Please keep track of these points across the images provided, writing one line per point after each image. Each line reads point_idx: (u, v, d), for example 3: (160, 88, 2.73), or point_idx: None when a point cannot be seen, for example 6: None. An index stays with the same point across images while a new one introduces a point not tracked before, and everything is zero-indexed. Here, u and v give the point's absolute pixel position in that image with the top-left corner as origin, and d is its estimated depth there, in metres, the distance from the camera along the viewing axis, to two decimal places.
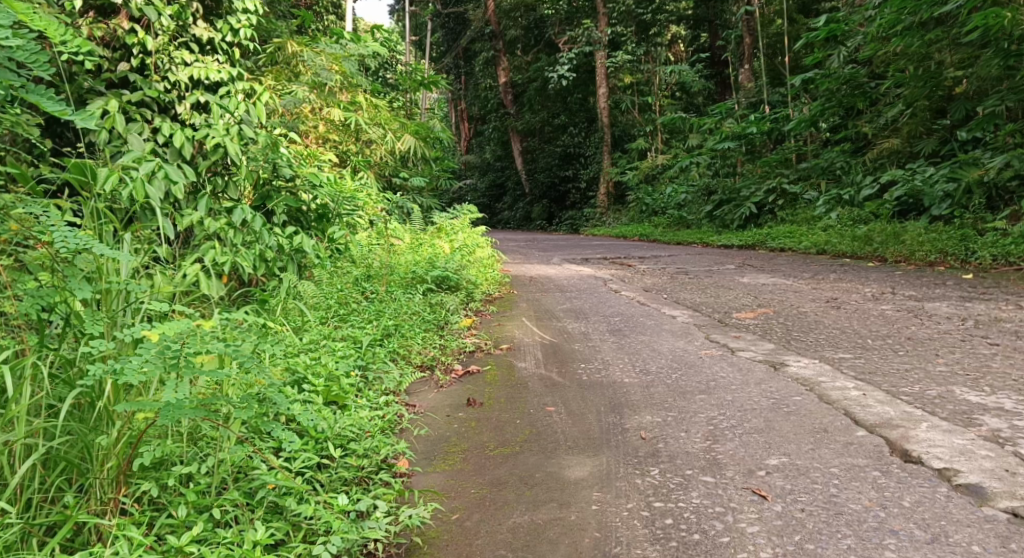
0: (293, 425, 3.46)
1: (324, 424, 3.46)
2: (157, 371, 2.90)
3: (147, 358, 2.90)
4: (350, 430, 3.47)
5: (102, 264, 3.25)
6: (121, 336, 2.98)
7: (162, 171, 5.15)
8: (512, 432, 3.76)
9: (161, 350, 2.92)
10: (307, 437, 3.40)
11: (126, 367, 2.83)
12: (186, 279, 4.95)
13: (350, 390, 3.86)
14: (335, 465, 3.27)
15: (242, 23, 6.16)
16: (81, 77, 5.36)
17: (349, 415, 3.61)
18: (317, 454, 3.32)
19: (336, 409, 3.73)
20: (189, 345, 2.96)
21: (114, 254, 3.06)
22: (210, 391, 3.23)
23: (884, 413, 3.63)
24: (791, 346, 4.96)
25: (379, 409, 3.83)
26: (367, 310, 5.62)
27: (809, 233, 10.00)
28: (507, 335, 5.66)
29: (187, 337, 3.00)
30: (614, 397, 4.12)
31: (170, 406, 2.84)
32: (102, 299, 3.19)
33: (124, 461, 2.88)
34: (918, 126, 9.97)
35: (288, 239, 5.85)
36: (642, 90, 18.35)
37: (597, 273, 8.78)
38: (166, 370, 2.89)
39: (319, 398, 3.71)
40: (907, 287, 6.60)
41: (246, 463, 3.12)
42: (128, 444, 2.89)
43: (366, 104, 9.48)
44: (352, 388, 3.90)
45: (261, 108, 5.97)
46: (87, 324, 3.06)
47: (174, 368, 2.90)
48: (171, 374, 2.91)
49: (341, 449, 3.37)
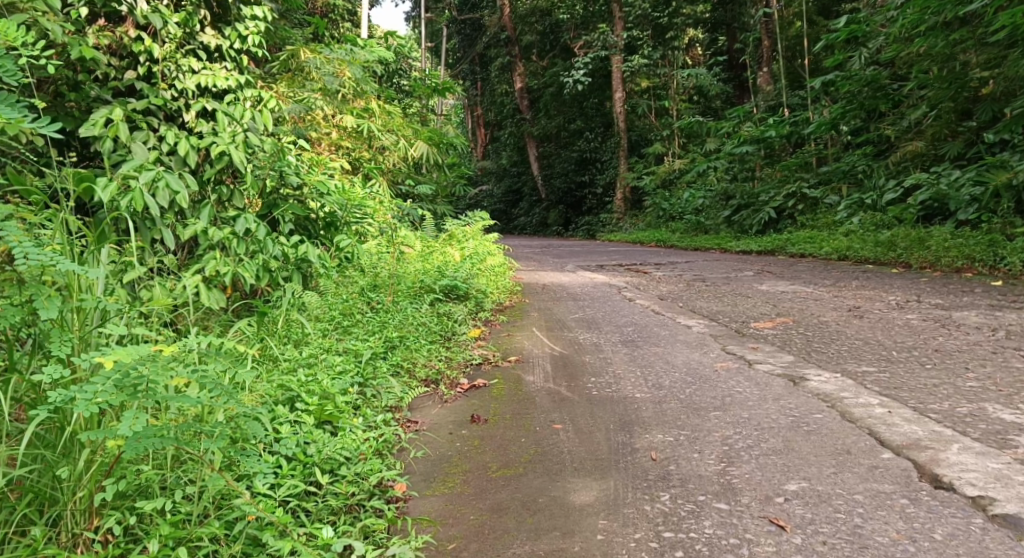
0: (283, 448, 3.30)
1: (313, 448, 3.31)
2: (113, 401, 2.82)
3: (104, 385, 2.83)
4: (341, 454, 3.30)
5: (75, 280, 3.18)
6: (77, 363, 2.93)
7: (162, 181, 4.99)
8: (516, 451, 3.56)
9: (119, 379, 2.84)
10: (294, 461, 3.26)
11: (77, 398, 2.76)
12: (185, 292, 4.79)
13: (345, 408, 3.68)
14: (322, 493, 3.13)
15: (250, 30, 5.97)
16: (87, 86, 5.26)
17: (341, 436, 3.45)
18: (305, 480, 3.18)
19: (330, 429, 3.56)
20: (152, 372, 2.87)
21: (80, 270, 3.02)
22: (190, 416, 3.11)
23: (912, 433, 3.41)
24: (811, 358, 4.74)
25: (376, 429, 3.64)
26: (370, 322, 5.42)
27: (830, 239, 9.74)
28: (515, 346, 5.47)
29: (150, 362, 2.91)
30: (626, 414, 3.92)
31: (131, 437, 2.75)
32: (71, 318, 3.12)
33: (93, 492, 2.83)
34: (943, 128, 9.72)
35: (292, 248, 5.67)
36: (659, 94, 18.13)
37: (611, 281, 8.57)
38: (121, 399, 2.81)
39: (311, 418, 3.54)
40: (933, 295, 6.36)
41: (228, 491, 2.99)
42: (97, 475, 2.85)
43: (379, 111, 9.32)
44: (348, 406, 3.72)
45: (267, 115, 5.80)
46: (53, 344, 3.03)
47: (129, 397, 2.82)
48: (127, 403, 2.84)
49: (329, 476, 3.22)
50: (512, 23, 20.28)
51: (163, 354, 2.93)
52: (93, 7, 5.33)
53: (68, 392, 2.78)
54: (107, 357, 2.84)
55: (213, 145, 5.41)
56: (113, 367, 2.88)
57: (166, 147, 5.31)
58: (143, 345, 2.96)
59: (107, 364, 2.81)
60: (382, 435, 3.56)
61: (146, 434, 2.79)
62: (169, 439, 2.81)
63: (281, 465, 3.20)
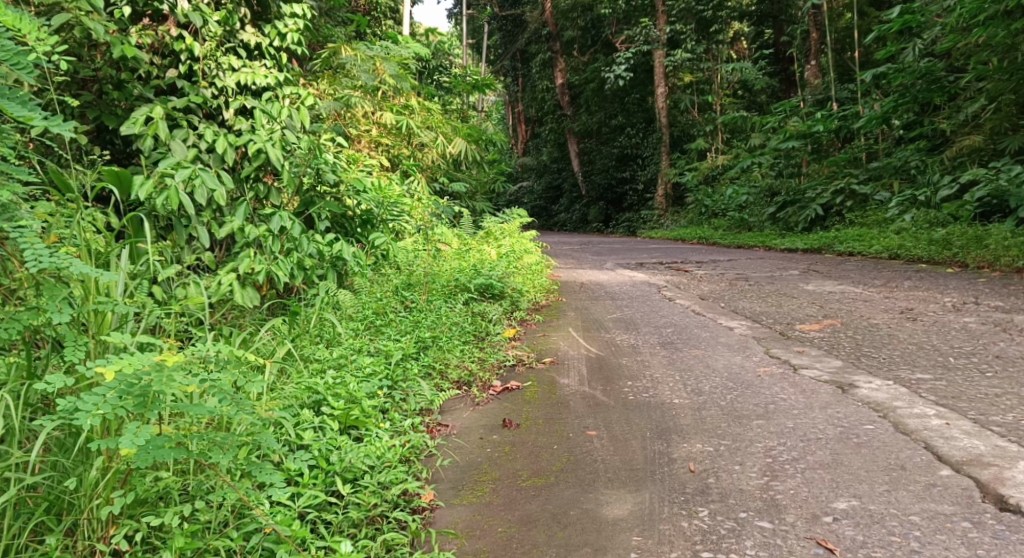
0: (305, 455, 3.22)
1: (335, 455, 3.22)
2: (117, 410, 2.77)
3: (110, 393, 2.78)
4: (363, 463, 3.20)
5: (91, 284, 3.24)
6: (81, 372, 2.88)
7: (198, 179, 4.89)
8: (548, 460, 3.41)
9: (125, 387, 2.78)
10: (316, 469, 3.18)
11: (79, 409, 2.70)
12: (219, 289, 4.70)
13: (373, 413, 3.56)
14: (343, 504, 3.04)
15: (289, 28, 5.92)
16: (131, 84, 5.25)
17: (365, 443, 3.35)
18: (326, 490, 3.09)
19: (354, 436, 3.45)
20: (154, 382, 2.79)
21: (93, 273, 3.05)
22: (207, 424, 3.07)
23: (972, 448, 3.21)
24: (861, 363, 4.54)
25: (403, 434, 3.51)
26: (404, 321, 5.26)
27: (880, 237, 9.44)
28: (551, 347, 5.31)
29: (155, 371, 2.84)
30: (663, 421, 3.75)
31: (137, 450, 2.69)
32: (90, 323, 3.19)
33: (105, 499, 2.77)
34: (1003, 122, 9.47)
35: (326, 246, 5.58)
36: (702, 88, 17.83)
37: (651, 279, 8.38)
38: (127, 409, 2.75)
39: (334, 423, 3.44)
40: (991, 297, 6.09)
41: (247, 501, 2.91)
42: (113, 483, 2.80)
43: (419, 108, 9.23)
44: (376, 410, 3.60)
45: (304, 112, 5.70)
46: (66, 350, 3.05)
47: (133, 407, 2.76)
48: (133, 412, 2.78)
49: (351, 486, 3.12)
50: (552, 19, 20.26)
51: (169, 364, 2.85)
52: (136, 6, 5.28)
53: (71, 403, 2.74)
54: (109, 367, 2.77)
55: (250, 142, 5.33)
56: (116, 375, 2.82)
57: (204, 145, 5.24)
58: (149, 355, 2.91)
59: (109, 375, 2.75)
60: (407, 441, 3.44)
61: (157, 444, 2.73)
62: (180, 450, 2.75)
63: (301, 474, 3.12)
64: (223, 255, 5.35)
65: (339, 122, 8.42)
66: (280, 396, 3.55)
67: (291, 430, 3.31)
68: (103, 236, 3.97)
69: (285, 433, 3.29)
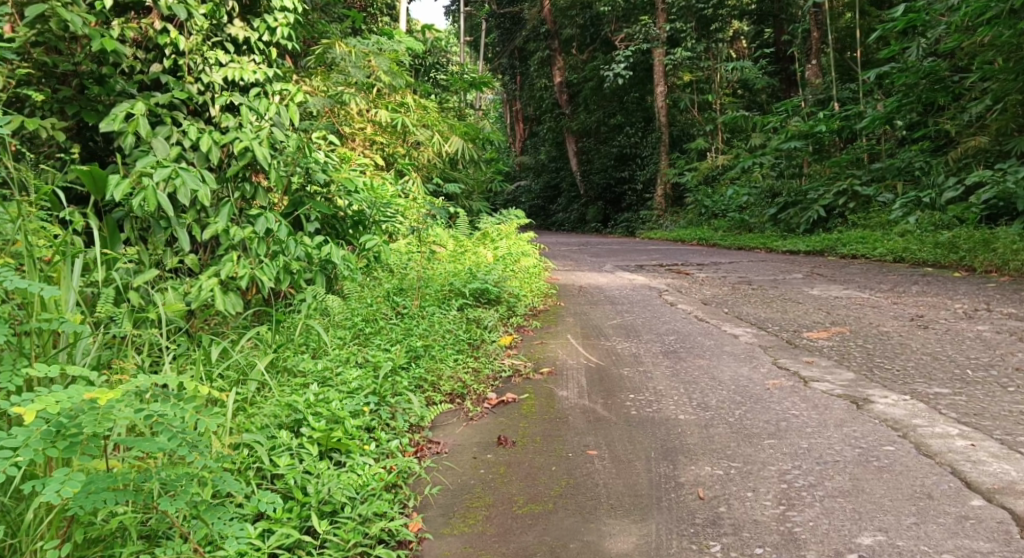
0: (278, 487, 3.04)
1: (312, 485, 3.02)
2: (46, 452, 2.66)
3: (34, 435, 2.67)
4: (342, 495, 2.98)
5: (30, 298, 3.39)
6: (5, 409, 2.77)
7: (178, 179, 4.61)
8: (546, 482, 3.19)
9: (51, 428, 2.68)
10: (291, 501, 2.98)
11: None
12: (200, 295, 4.41)
13: (357, 434, 3.33)
14: (320, 542, 2.84)
15: (279, 22, 5.64)
16: (113, 79, 4.97)
17: (346, 470, 3.12)
18: (301, 526, 2.90)
19: (336, 460, 3.23)
20: (85, 424, 2.67)
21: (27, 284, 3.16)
22: (161, 460, 2.92)
23: (1003, 474, 3.06)
24: (874, 375, 4.31)
25: (387, 458, 3.27)
26: (395, 328, 5.01)
27: (884, 239, 9.22)
28: (549, 356, 5.08)
29: (87, 411, 2.71)
30: (668, 440, 3.52)
31: (75, 498, 2.58)
32: (34, 338, 3.31)
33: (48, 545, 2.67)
34: (1009, 123, 9.23)
35: (315, 249, 5.35)
36: (701, 88, 17.57)
37: (652, 282, 8.15)
38: (57, 451, 2.66)
39: (314, 447, 3.21)
40: (1004, 303, 5.87)
41: (208, 540, 2.76)
42: (55, 524, 2.70)
43: (415, 106, 9.00)
44: (360, 431, 3.36)
45: (294, 109, 5.46)
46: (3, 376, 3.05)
47: (64, 449, 2.66)
48: (61, 456, 2.67)
49: (329, 520, 2.92)
50: (551, 17, 19.98)
51: (103, 402, 2.72)
52: None
53: None
54: (30, 408, 2.64)
55: (236, 140, 5.07)
56: (38, 416, 2.72)
57: (187, 143, 4.99)
58: (80, 391, 2.77)
59: (30, 417, 2.62)
60: (393, 464, 3.21)
61: (98, 486, 2.64)
62: (125, 493, 2.64)
63: (275, 507, 2.92)
64: (208, 257, 5.11)
65: (332, 120, 8.18)
66: (259, 422, 3.32)
67: (265, 455, 3.10)
68: (47, 250, 3.76)
69: (259, 462, 3.09)
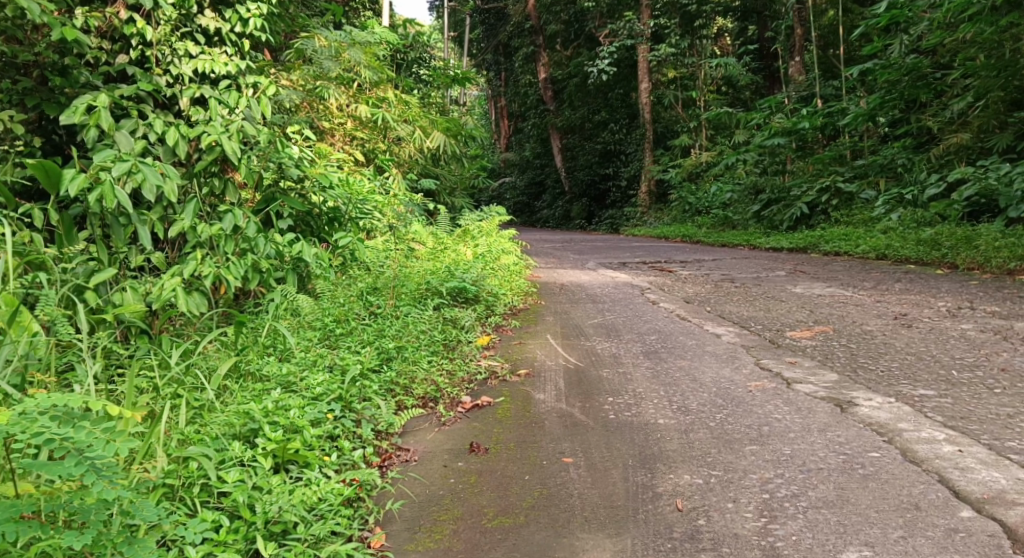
0: (226, 506, 2.88)
1: (261, 503, 2.86)
2: None
3: None
4: (295, 513, 2.83)
5: None
6: None
7: (138, 174, 4.43)
8: (517, 493, 3.05)
9: None
10: (238, 520, 2.83)
11: None
12: (161, 296, 4.26)
13: (316, 444, 3.17)
14: None
15: (252, 13, 5.44)
16: (75, 70, 4.81)
17: (301, 486, 2.97)
18: (248, 549, 2.75)
19: (292, 473, 3.07)
20: None
21: None
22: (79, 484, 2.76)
23: (993, 482, 2.95)
24: (858, 377, 4.19)
25: (347, 472, 3.12)
26: (367, 329, 4.83)
27: (866, 236, 9.11)
28: (526, 357, 4.94)
29: None
30: (646, 446, 3.38)
31: None
32: None
33: None
34: (990, 120, 9.16)
35: (285, 247, 5.19)
36: (685, 84, 17.43)
37: (633, 280, 8.02)
38: None
39: (267, 459, 3.05)
40: (988, 301, 5.77)
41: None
42: None
43: (396, 102, 8.85)
44: (320, 442, 3.21)
45: (265, 102, 5.28)
46: None
47: None
48: None
49: (281, 543, 2.77)
50: (536, 12, 19.88)
51: None
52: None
53: None
54: None
55: (204, 134, 4.89)
56: None
57: (153, 137, 4.82)
58: None
59: None
60: (353, 477, 3.06)
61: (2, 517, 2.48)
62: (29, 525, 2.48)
63: (216, 530, 2.76)
64: (175, 255, 4.95)
65: (310, 115, 8.03)
66: (210, 434, 3.17)
67: (212, 470, 2.94)
68: None
69: (204, 479, 2.93)
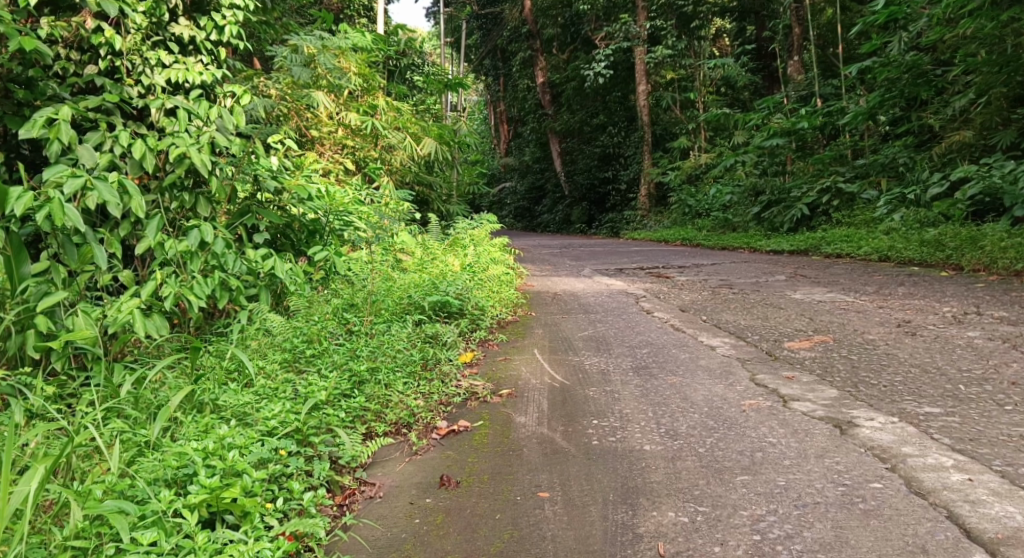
0: None
1: None
2: None
3: None
4: None
5: None
6: None
7: (93, 191, 4.16)
8: (482, 539, 2.85)
9: None
10: None
11: None
12: (115, 320, 4.03)
13: (259, 490, 2.93)
14: None
15: (227, 19, 5.15)
16: (43, 82, 4.48)
17: (237, 542, 2.75)
18: None
19: (226, 525, 2.84)
20: None
21: None
22: None
23: (1007, 518, 2.74)
24: (859, 393, 3.92)
25: (287, 522, 2.89)
26: (340, 349, 4.56)
27: (869, 237, 8.84)
28: (510, 376, 4.65)
29: None
30: (630, 478, 3.12)
31: None
32: None
33: None
34: (993, 116, 8.90)
35: (258, 262, 4.87)
36: (684, 86, 16.89)
37: (629, 288, 7.73)
38: None
39: (196, 512, 2.80)
40: (995, 305, 5.49)
41: None
42: None
43: (385, 108, 8.60)
44: (265, 487, 2.97)
45: (238, 112, 5.00)
46: None
47: None
48: None
49: None
50: (532, 16, 19.59)
51: None
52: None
53: None
54: None
55: (172, 146, 4.63)
56: None
57: (120, 150, 4.52)
58: None
59: None
60: (295, 529, 2.84)
61: None
62: None
63: None
64: (143, 272, 4.69)
65: (295, 124, 7.78)
66: (137, 486, 2.90)
67: (126, 531, 2.68)
68: None
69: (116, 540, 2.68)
